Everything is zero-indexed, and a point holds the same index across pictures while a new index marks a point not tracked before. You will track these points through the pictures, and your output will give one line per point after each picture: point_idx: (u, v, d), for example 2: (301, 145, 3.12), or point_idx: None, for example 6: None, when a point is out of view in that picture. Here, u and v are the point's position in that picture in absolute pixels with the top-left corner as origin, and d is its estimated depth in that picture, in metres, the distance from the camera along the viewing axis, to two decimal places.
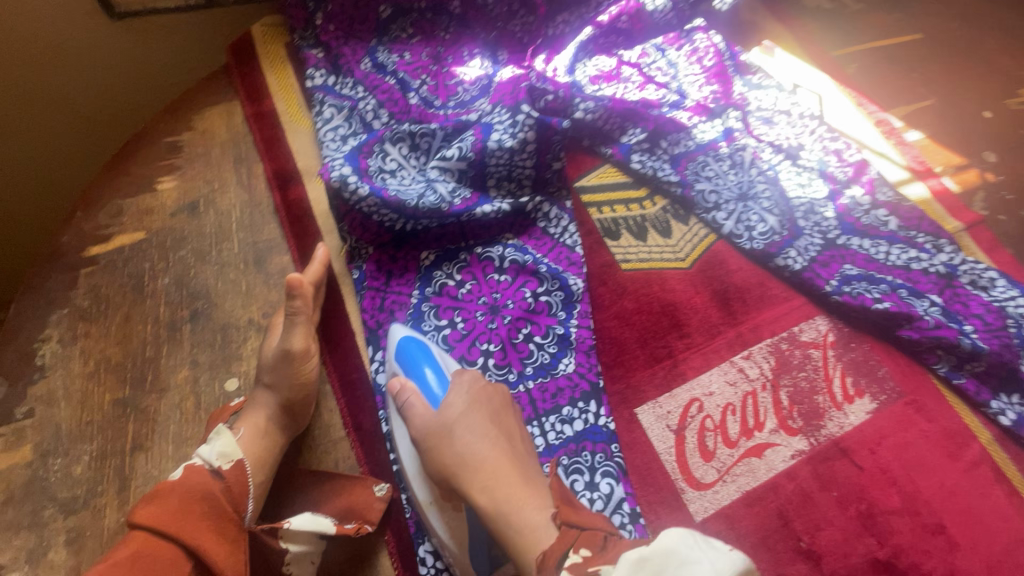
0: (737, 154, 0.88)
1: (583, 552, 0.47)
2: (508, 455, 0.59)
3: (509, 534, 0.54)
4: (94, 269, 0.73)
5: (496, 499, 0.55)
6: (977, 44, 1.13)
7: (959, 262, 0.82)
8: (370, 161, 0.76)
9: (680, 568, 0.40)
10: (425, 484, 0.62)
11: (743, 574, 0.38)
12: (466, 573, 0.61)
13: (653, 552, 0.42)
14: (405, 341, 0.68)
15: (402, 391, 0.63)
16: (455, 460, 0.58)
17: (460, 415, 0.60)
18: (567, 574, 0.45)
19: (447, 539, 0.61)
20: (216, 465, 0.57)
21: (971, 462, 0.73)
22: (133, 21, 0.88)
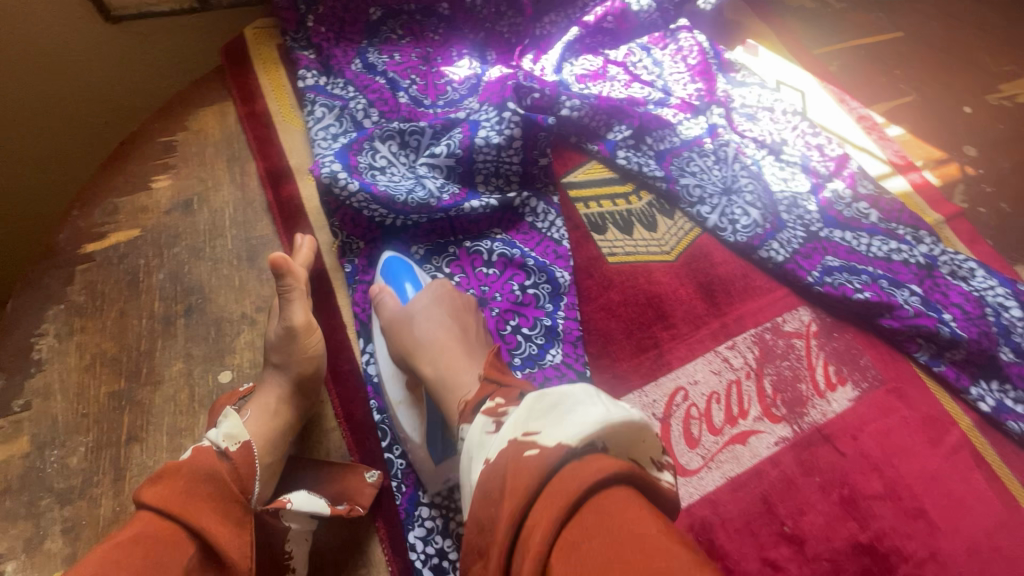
0: (720, 149, 0.90)
1: (498, 400, 0.51)
2: (459, 341, 0.63)
3: (447, 395, 0.60)
4: (89, 265, 0.74)
5: (438, 368, 0.61)
6: (957, 42, 1.16)
7: (938, 253, 0.84)
8: (360, 157, 0.78)
9: (571, 404, 0.42)
10: (397, 385, 0.68)
11: (627, 422, 0.41)
12: (427, 463, 0.65)
13: (552, 391, 0.45)
14: (390, 259, 0.75)
15: (379, 293, 0.70)
16: (412, 342, 0.64)
17: (422, 306, 0.66)
18: (481, 414, 0.50)
19: (412, 432, 0.66)
20: (222, 444, 0.54)
21: (952, 447, 0.74)
22: (128, 25, 0.89)
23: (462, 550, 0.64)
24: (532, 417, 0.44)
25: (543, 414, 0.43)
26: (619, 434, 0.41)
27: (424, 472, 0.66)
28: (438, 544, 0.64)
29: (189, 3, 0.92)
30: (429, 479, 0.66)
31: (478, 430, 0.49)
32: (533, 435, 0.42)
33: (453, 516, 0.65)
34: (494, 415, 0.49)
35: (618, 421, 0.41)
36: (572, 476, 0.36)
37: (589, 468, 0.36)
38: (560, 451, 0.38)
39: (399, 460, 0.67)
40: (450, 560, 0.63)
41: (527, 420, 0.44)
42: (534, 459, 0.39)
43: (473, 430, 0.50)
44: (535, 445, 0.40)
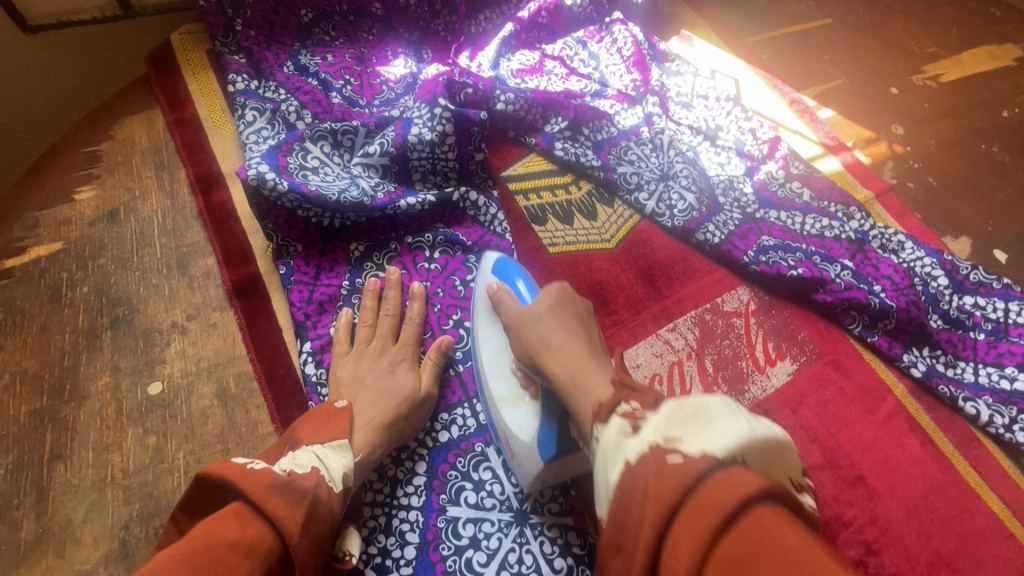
0: (657, 137, 0.91)
1: (633, 403, 0.50)
2: (586, 345, 0.62)
3: (574, 395, 0.57)
4: (8, 281, 0.72)
5: (567, 366, 0.59)
6: (883, 26, 1.20)
7: (868, 228, 0.87)
8: (290, 158, 0.77)
9: (715, 418, 0.43)
10: (505, 383, 0.67)
11: (766, 441, 0.42)
12: (532, 462, 0.62)
13: (692, 402, 0.45)
14: (499, 259, 0.75)
15: (497, 291, 0.70)
16: (537, 341, 0.63)
17: (547, 308, 0.66)
18: (615, 417, 0.49)
19: (514, 430, 0.64)
20: (338, 487, 0.53)
21: (887, 414, 0.76)
22: (47, 35, 0.87)
23: (406, 547, 0.63)
24: (673, 425, 0.43)
25: (686, 422, 0.43)
26: (759, 452, 0.42)
27: (526, 472, 0.63)
28: (381, 543, 0.63)
29: (111, 11, 0.90)
30: (528, 480, 0.63)
31: (613, 431, 0.48)
32: (676, 442, 0.42)
33: (396, 513, 0.64)
34: (631, 419, 0.48)
35: (760, 439, 0.42)
36: (721, 487, 0.36)
37: (741, 483, 0.36)
38: (708, 460, 0.39)
39: None
40: (394, 558, 0.62)
41: (668, 426, 0.44)
42: (679, 466, 0.39)
43: (607, 431, 0.49)
44: (680, 452, 0.41)
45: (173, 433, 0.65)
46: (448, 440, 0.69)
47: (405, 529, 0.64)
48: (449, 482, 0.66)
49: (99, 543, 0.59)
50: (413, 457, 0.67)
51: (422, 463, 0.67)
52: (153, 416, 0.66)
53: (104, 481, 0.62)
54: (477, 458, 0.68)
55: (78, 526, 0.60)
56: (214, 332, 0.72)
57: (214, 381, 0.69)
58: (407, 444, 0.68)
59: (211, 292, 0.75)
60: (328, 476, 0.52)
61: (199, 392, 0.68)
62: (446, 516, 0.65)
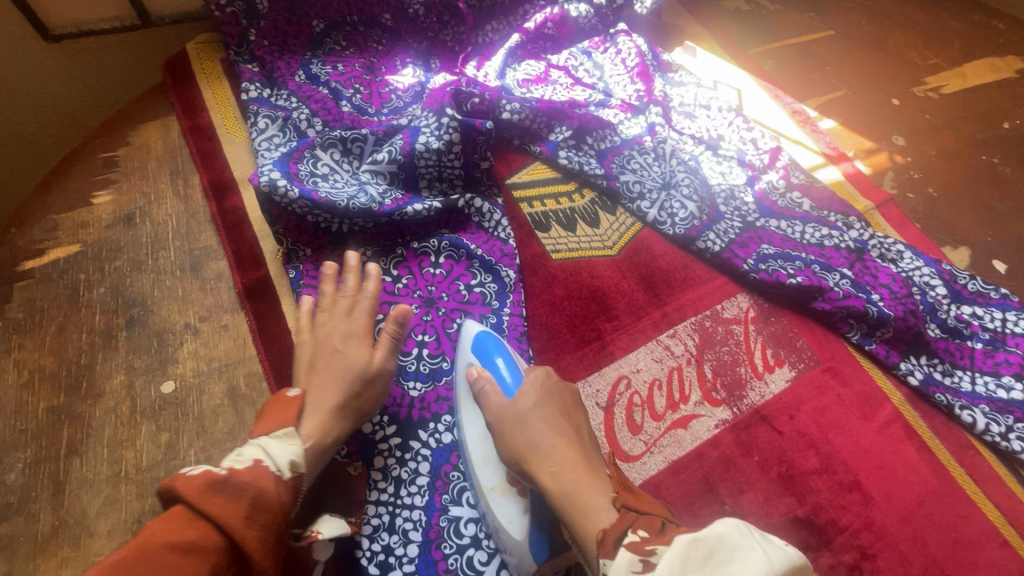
0: (659, 146, 0.93)
1: (641, 532, 0.49)
2: (577, 449, 0.61)
3: (574, 517, 0.56)
4: (28, 282, 0.74)
5: (562, 480, 0.58)
6: (884, 38, 1.22)
7: (868, 237, 0.88)
8: (301, 165, 0.79)
9: (730, 555, 0.43)
10: (491, 470, 0.65)
11: (788, 567, 0.41)
12: (524, 560, 0.62)
13: (706, 536, 0.45)
14: (477, 334, 0.72)
15: (478, 379, 0.67)
16: (526, 444, 0.62)
17: (533, 407, 0.64)
18: (623, 549, 0.48)
19: (505, 525, 0.63)
20: (283, 474, 0.54)
21: (884, 422, 0.77)
22: (68, 43, 0.89)
23: (408, 545, 0.65)
24: (687, 565, 0.43)
25: (701, 565, 0.43)
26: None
27: (518, 569, 0.62)
28: (384, 541, 0.64)
29: (131, 20, 0.92)
30: (520, 573, 0.63)
31: (623, 570, 0.46)
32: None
33: (399, 512, 0.66)
34: (640, 552, 0.47)
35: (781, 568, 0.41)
36: None
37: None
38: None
39: (345, 459, 0.68)
40: (396, 555, 0.64)
41: (685, 570, 0.43)
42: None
43: (616, 568, 0.47)
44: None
45: (184, 431, 0.67)
46: (451, 442, 0.70)
47: (408, 528, 0.65)
48: (451, 482, 0.68)
49: (113, 536, 0.61)
50: (417, 458, 0.69)
51: (426, 463, 0.69)
52: (165, 414, 0.68)
53: (118, 476, 0.64)
54: None
55: (92, 520, 0.62)
56: (224, 333, 0.74)
57: (224, 380, 0.71)
58: (411, 444, 0.70)
59: (222, 294, 0.77)
60: (272, 466, 0.54)
61: (210, 391, 0.70)
62: (448, 515, 0.66)
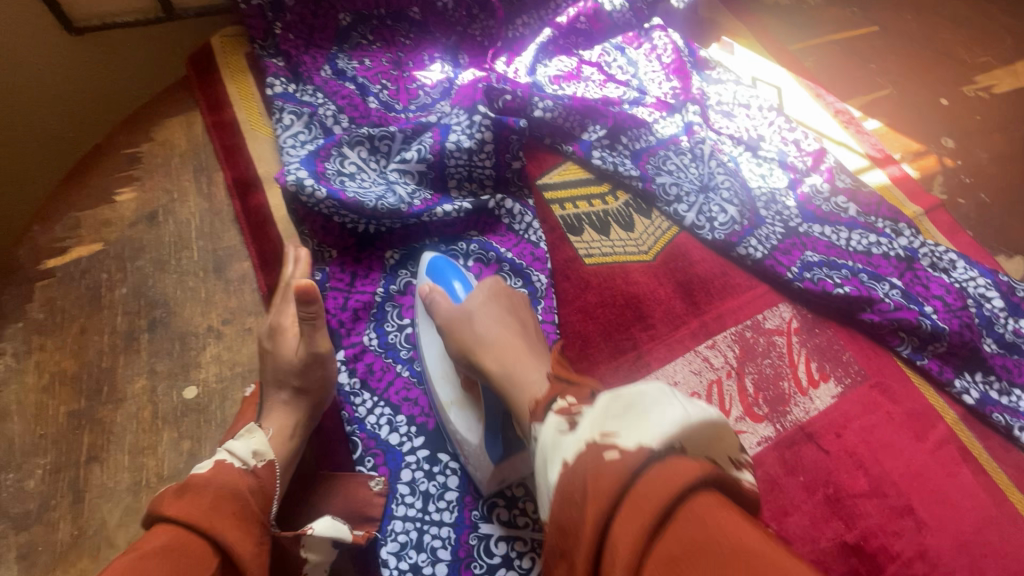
0: (697, 146, 0.89)
1: (570, 399, 0.47)
2: (521, 337, 0.59)
3: (512, 391, 0.54)
4: (50, 281, 0.72)
5: (503, 366, 0.56)
6: (932, 34, 1.16)
7: (918, 245, 0.84)
8: (328, 164, 0.76)
9: (649, 406, 0.39)
10: (449, 385, 0.66)
11: (702, 421, 0.38)
12: (485, 465, 0.62)
13: (627, 392, 0.41)
14: (434, 259, 0.72)
15: (429, 292, 0.66)
16: (469, 340, 0.60)
17: (478, 304, 0.62)
18: (552, 415, 0.46)
19: (466, 433, 0.63)
20: (252, 463, 0.54)
21: (936, 442, 0.73)
22: (92, 36, 0.88)
23: (437, 564, 0.62)
24: (608, 419, 0.40)
25: (621, 415, 0.40)
26: (698, 436, 0.38)
27: (480, 472, 0.63)
28: (412, 559, 0.62)
29: (155, 13, 0.90)
30: (484, 479, 0.63)
31: (550, 431, 0.44)
32: (612, 437, 0.38)
33: (428, 529, 0.63)
34: (567, 415, 0.45)
35: (696, 423, 0.38)
36: (656, 484, 0.33)
37: (679, 470, 0.34)
38: (643, 454, 0.35)
39: (372, 472, 0.65)
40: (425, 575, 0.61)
41: (604, 421, 0.40)
42: (616, 463, 0.36)
43: (544, 429, 0.45)
44: (616, 447, 0.37)
45: (207, 438, 0.65)
46: None
47: (437, 546, 0.63)
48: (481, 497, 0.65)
49: None
50: (445, 472, 0.66)
51: (454, 477, 0.66)
52: (187, 420, 0.66)
53: (139, 484, 0.62)
54: None
55: (113, 530, 0.60)
56: (248, 337, 0.72)
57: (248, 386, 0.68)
58: (440, 457, 0.67)
59: (245, 296, 0.74)
60: (239, 460, 0.54)
61: (233, 398, 0.68)
62: (478, 533, 0.63)
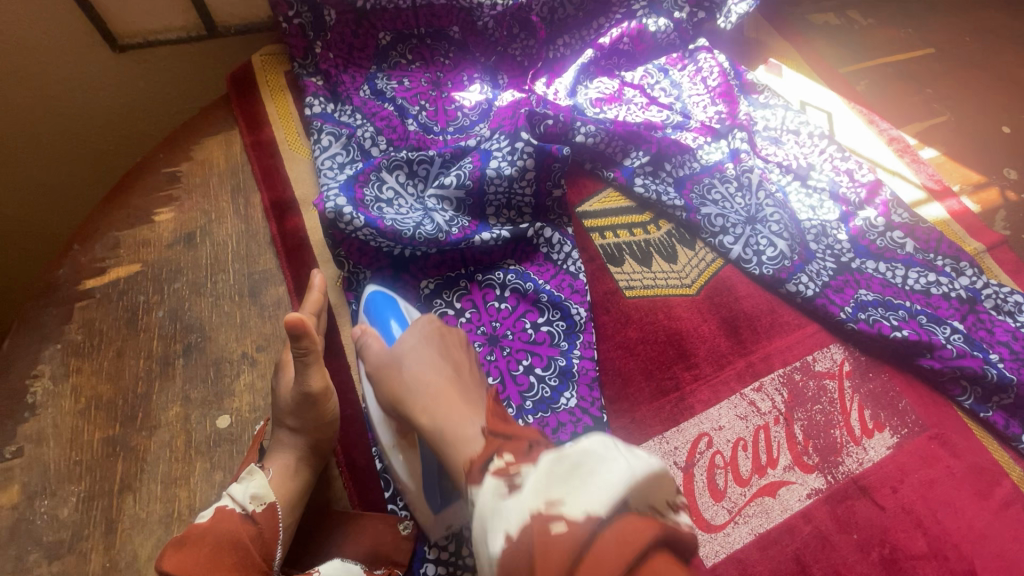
0: (744, 175, 0.85)
1: (507, 456, 0.44)
2: (453, 384, 0.56)
3: (445, 450, 0.51)
4: (88, 302, 0.72)
5: (435, 420, 0.53)
6: (991, 58, 1.10)
7: (981, 286, 0.79)
8: (366, 190, 0.75)
9: (595, 464, 0.39)
10: (389, 429, 0.63)
11: (649, 475, 0.39)
12: (425, 511, 0.61)
13: (572, 451, 0.41)
14: (375, 294, 0.72)
15: (361, 336, 0.65)
16: (403, 388, 0.58)
17: (410, 348, 0.60)
18: (489, 475, 0.44)
19: (406, 481, 0.61)
20: (249, 508, 0.55)
21: (1002, 502, 0.68)
22: (135, 53, 0.88)
23: None
24: (553, 483, 0.39)
25: (566, 478, 0.39)
26: (644, 490, 0.39)
27: (424, 520, 0.61)
28: None
29: (197, 31, 0.89)
30: (430, 526, 0.62)
31: (488, 495, 0.42)
32: (558, 505, 0.38)
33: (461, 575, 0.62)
34: (505, 477, 0.43)
35: (643, 476, 0.38)
36: (607, 553, 0.33)
37: (629, 537, 0.33)
38: (591, 524, 0.35)
39: (402, 513, 0.64)
40: None
41: (549, 486, 0.39)
42: (563, 536, 0.36)
43: (480, 493, 0.43)
44: (563, 518, 0.37)
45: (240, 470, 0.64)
46: None
47: None
48: None
49: None
50: None
51: None
52: (220, 451, 0.65)
53: (171, 516, 0.61)
54: None
55: (144, 563, 0.59)
56: None
57: None
58: None
59: (280, 322, 0.73)
60: (238, 505, 0.56)
61: None
62: None
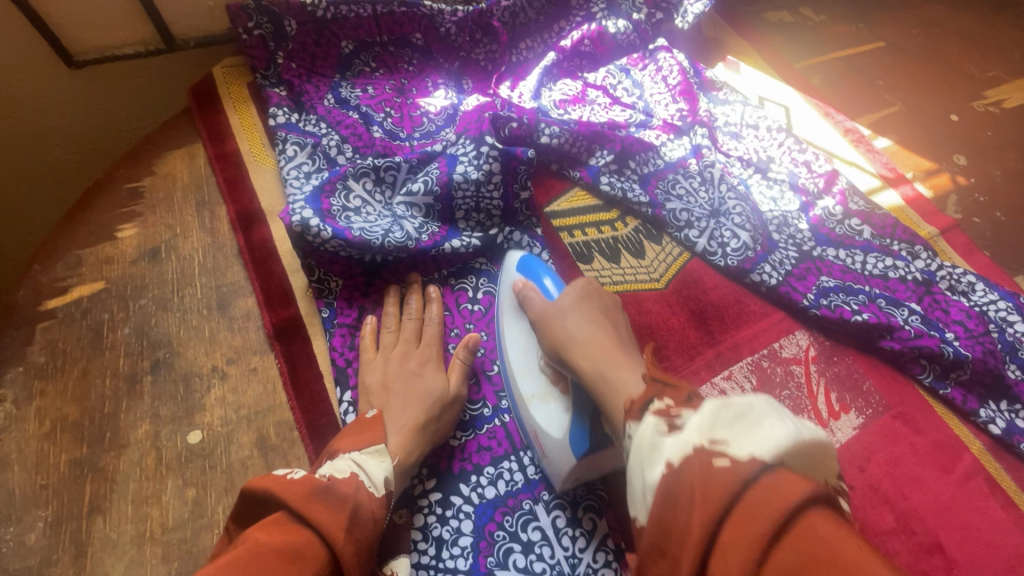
0: (706, 170, 0.87)
1: (667, 400, 0.48)
2: (613, 340, 0.63)
3: (603, 390, 0.58)
4: (51, 322, 0.71)
5: (596, 363, 0.60)
6: (939, 50, 1.15)
7: (935, 268, 0.82)
8: (333, 200, 0.75)
9: (761, 418, 0.40)
10: (533, 380, 0.67)
11: (813, 443, 0.40)
12: (563, 463, 0.62)
13: (737, 401, 0.42)
14: (524, 257, 0.74)
15: (523, 289, 0.70)
16: (565, 335, 0.64)
17: (572, 303, 0.66)
18: (648, 413, 0.47)
19: (548, 427, 0.63)
20: (381, 492, 0.53)
21: (964, 474, 0.71)
22: (92, 68, 0.86)
23: None
24: (718, 424, 0.41)
25: (731, 424, 0.41)
26: (806, 455, 0.40)
27: (557, 471, 0.63)
28: None
29: (156, 45, 0.88)
30: (560, 478, 0.63)
31: (648, 430, 0.46)
32: (722, 445, 0.40)
33: None
34: (666, 416, 0.46)
35: (806, 440, 0.39)
36: (768, 498, 0.35)
37: (785, 489, 0.35)
38: (756, 465, 0.37)
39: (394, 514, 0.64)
40: None
41: (713, 428, 0.41)
42: (727, 471, 0.37)
43: (640, 429, 0.46)
44: (727, 455, 0.39)
45: (213, 485, 0.63)
46: (495, 496, 0.65)
47: None
48: (497, 543, 0.63)
49: None
50: (459, 516, 0.64)
51: (468, 522, 0.64)
52: (192, 467, 0.64)
53: (143, 536, 0.60)
54: (525, 517, 0.65)
55: None
56: (254, 376, 0.70)
57: (254, 430, 0.67)
58: (452, 500, 0.65)
59: (251, 334, 0.73)
60: (369, 481, 0.53)
61: (239, 442, 0.66)
62: None
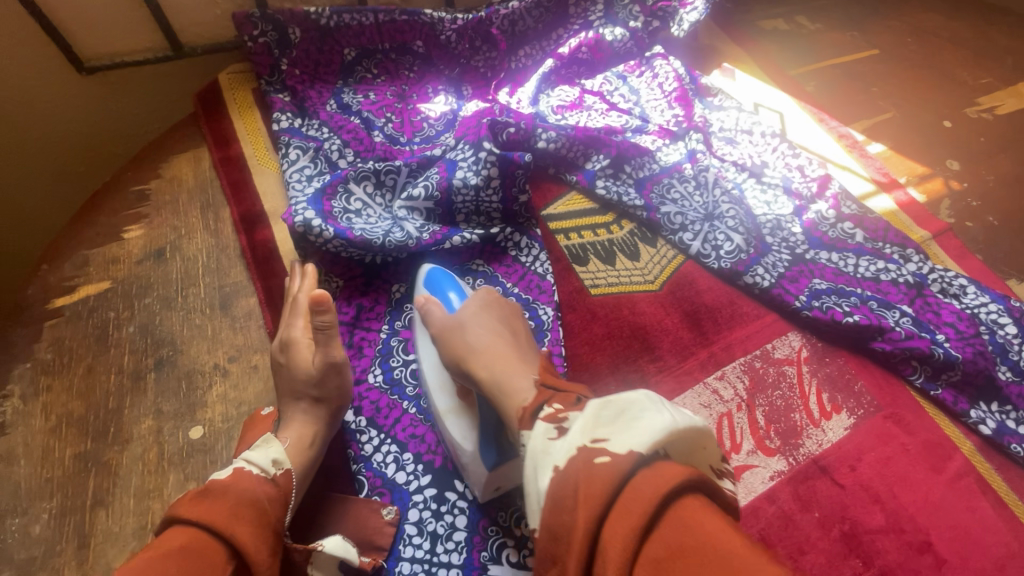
0: (701, 174, 0.89)
1: (556, 405, 0.47)
2: (512, 346, 0.61)
3: (500, 397, 0.55)
4: (57, 320, 0.73)
5: (493, 371, 0.57)
6: (934, 57, 1.16)
7: (927, 271, 0.83)
8: (334, 202, 0.77)
9: (641, 412, 0.41)
10: (446, 394, 0.65)
11: (690, 431, 0.41)
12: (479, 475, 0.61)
13: (616, 399, 0.43)
14: (432, 271, 0.73)
15: (426, 304, 0.68)
16: (464, 346, 0.61)
17: (471, 313, 0.64)
18: (540, 421, 0.46)
19: (463, 441, 0.62)
20: (271, 472, 0.54)
21: (954, 474, 0.71)
22: (102, 74, 0.89)
23: None
24: (600, 423, 0.41)
25: (611, 421, 0.41)
26: (682, 442, 0.41)
27: (477, 482, 0.62)
28: None
29: (164, 51, 0.91)
30: (479, 488, 0.62)
31: (540, 438, 0.44)
32: (603, 442, 0.40)
33: (436, 570, 0.62)
34: (556, 421, 0.45)
35: (684, 430, 0.41)
36: (644, 485, 0.36)
37: (664, 475, 0.36)
38: (632, 458, 0.38)
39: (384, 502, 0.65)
40: None
41: (595, 427, 0.41)
42: (607, 467, 0.38)
43: (532, 437, 0.45)
44: (606, 452, 0.39)
45: None
46: None
47: None
48: (490, 538, 0.64)
49: None
50: (453, 511, 0.65)
51: (463, 517, 0.65)
52: (193, 462, 0.65)
53: (145, 528, 0.61)
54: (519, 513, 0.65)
55: None
56: (255, 374, 0.72)
57: None
58: (448, 496, 0.66)
59: (252, 333, 0.74)
60: (258, 467, 0.53)
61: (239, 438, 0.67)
62: None
